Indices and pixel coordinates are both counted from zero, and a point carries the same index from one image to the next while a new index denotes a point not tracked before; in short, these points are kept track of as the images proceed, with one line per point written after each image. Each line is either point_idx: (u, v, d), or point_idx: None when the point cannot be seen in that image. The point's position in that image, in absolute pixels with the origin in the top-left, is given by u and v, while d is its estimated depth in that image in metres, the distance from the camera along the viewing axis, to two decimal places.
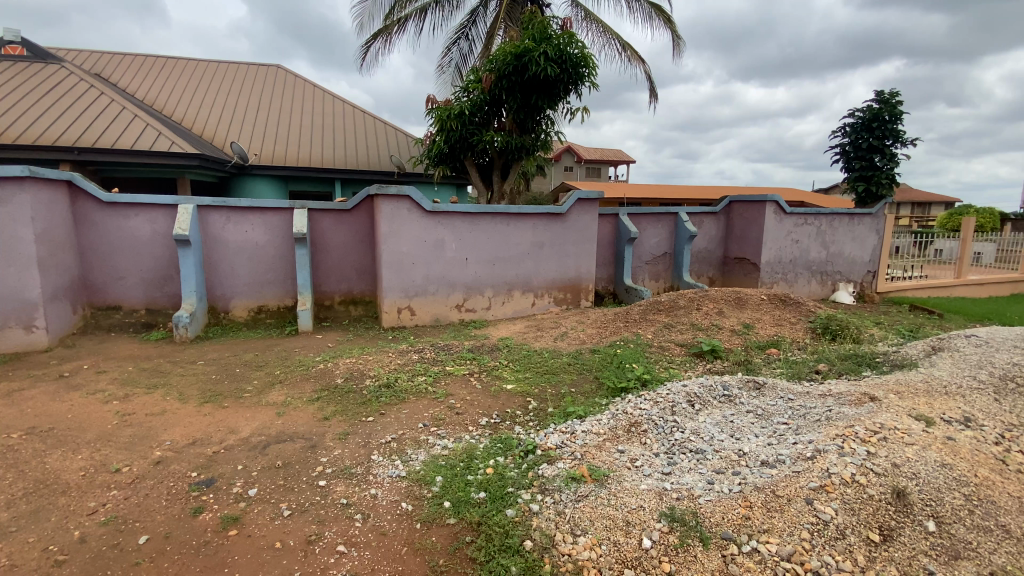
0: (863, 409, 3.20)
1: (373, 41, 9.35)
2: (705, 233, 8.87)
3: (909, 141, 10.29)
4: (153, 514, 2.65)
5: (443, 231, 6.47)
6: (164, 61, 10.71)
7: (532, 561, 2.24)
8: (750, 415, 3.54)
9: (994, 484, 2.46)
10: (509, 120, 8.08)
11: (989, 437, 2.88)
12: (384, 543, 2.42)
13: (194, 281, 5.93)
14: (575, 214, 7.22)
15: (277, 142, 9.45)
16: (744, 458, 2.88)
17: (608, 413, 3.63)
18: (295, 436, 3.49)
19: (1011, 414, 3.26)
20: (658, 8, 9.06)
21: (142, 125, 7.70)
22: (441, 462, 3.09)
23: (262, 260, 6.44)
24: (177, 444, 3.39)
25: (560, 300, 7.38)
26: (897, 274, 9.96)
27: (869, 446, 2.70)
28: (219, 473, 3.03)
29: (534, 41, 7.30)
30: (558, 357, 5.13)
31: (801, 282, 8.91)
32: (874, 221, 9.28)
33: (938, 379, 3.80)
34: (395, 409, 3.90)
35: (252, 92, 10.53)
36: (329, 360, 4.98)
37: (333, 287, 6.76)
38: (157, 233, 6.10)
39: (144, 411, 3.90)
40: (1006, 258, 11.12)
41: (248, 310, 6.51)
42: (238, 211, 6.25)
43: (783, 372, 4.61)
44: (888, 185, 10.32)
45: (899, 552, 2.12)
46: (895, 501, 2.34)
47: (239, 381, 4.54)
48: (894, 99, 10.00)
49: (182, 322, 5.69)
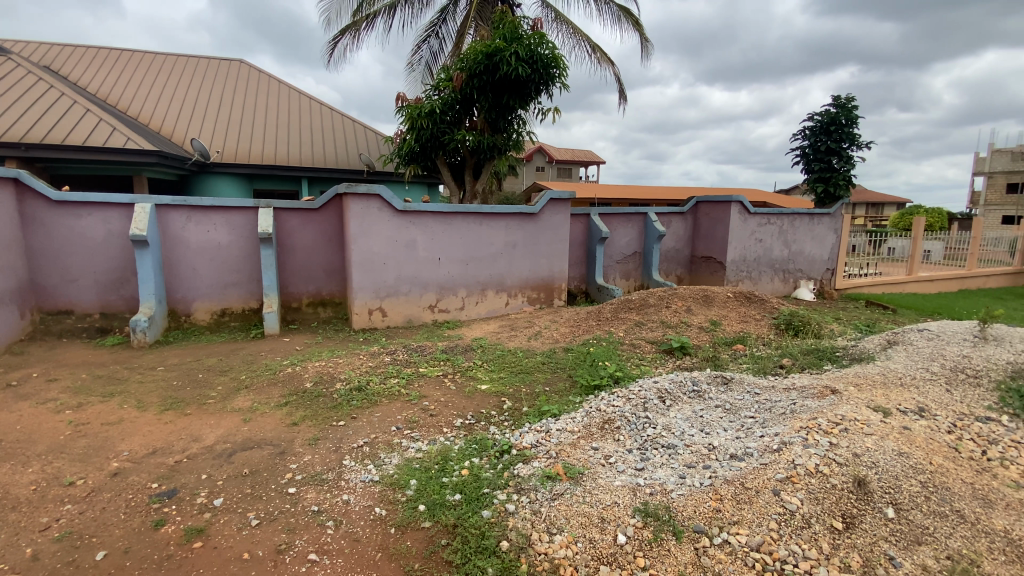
0: (825, 401, 3.31)
1: (340, 37, 9.17)
2: (674, 233, 9.03)
3: (864, 144, 10.74)
4: (111, 528, 2.52)
5: (415, 231, 6.40)
6: (118, 53, 10.22)
7: (509, 561, 2.24)
8: (719, 409, 3.63)
9: (947, 471, 2.57)
10: (481, 119, 8.04)
11: (942, 427, 3.04)
12: (357, 550, 2.36)
13: (152, 283, 5.68)
14: (547, 214, 7.25)
15: (241, 139, 9.15)
16: (713, 452, 2.94)
17: (582, 411, 3.65)
18: (263, 442, 3.39)
19: (962, 404, 3.44)
20: (626, 11, 9.18)
21: (95, 121, 7.33)
22: (416, 465, 3.05)
23: (225, 260, 6.22)
24: (136, 455, 3.24)
25: (533, 300, 7.40)
26: (854, 271, 10.32)
27: (831, 438, 2.80)
28: (182, 483, 2.92)
29: (504, 41, 7.30)
30: (531, 356, 5.13)
31: (765, 279, 9.18)
32: (832, 221, 9.67)
33: (894, 371, 3.98)
34: (367, 413, 3.83)
35: (214, 88, 10.15)
36: (297, 363, 4.86)
37: (300, 288, 6.60)
38: (112, 233, 5.82)
39: (100, 421, 3.71)
40: (954, 256, 11.72)
41: (210, 313, 6.29)
42: (200, 210, 6.02)
43: (749, 367, 4.74)
44: (845, 185, 10.71)
45: (861, 539, 2.20)
46: (857, 489, 2.42)
47: (202, 387, 4.37)
48: (850, 105, 10.47)
49: (139, 327, 5.45)
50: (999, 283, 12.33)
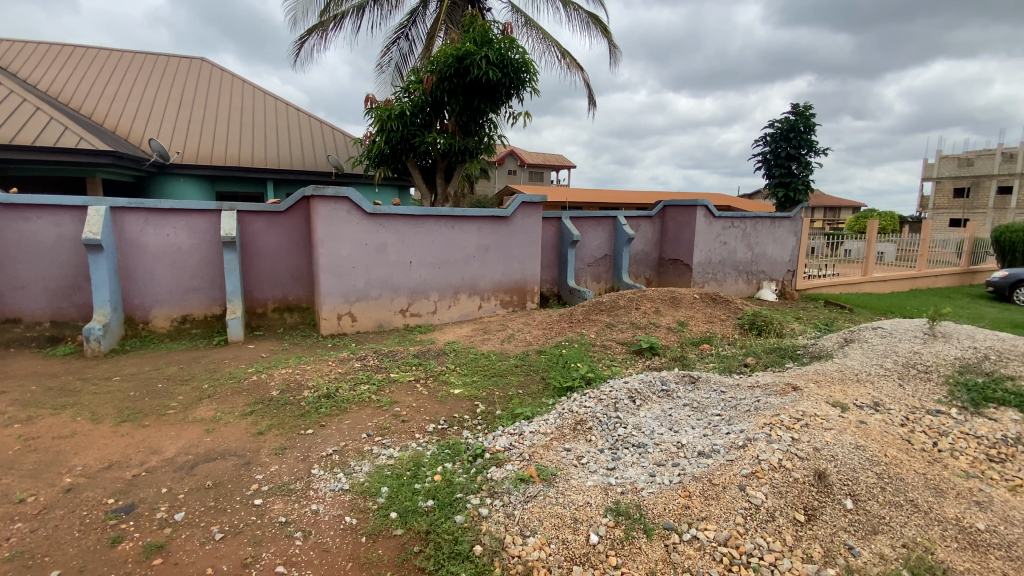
0: (787, 398, 3.42)
1: (307, 36, 8.99)
2: (642, 236, 9.19)
3: (821, 151, 11.21)
4: (65, 547, 2.39)
5: (385, 234, 6.31)
6: (69, 49, 9.75)
7: (483, 565, 2.23)
8: (686, 407, 3.71)
9: (901, 463, 2.67)
10: (452, 122, 8.00)
11: (895, 420, 3.18)
12: (327, 560, 2.31)
13: (107, 289, 5.43)
14: (519, 217, 7.27)
15: (203, 139, 8.86)
16: (682, 450, 2.99)
17: (555, 412, 3.67)
18: (227, 453, 3.27)
19: (914, 398, 3.61)
20: (595, 17, 9.32)
21: (45, 119, 6.98)
22: (387, 472, 3.00)
23: (186, 265, 6.00)
24: (90, 469, 3.08)
25: (506, 303, 7.42)
26: (813, 272, 10.73)
27: (793, 433, 2.89)
28: (141, 498, 2.78)
29: (475, 44, 7.30)
30: (505, 359, 5.14)
31: (729, 281, 9.44)
32: (792, 224, 10.00)
33: (851, 367, 4.15)
34: (337, 420, 3.74)
35: (173, 86, 9.80)
36: (263, 371, 4.72)
37: (266, 293, 6.42)
38: (63, 238, 5.53)
39: (51, 435, 3.52)
40: (905, 257, 12.32)
41: (170, 320, 6.05)
42: (159, 213, 5.79)
43: (716, 366, 4.87)
44: (804, 190, 11.08)
45: (822, 530, 2.28)
46: (817, 482, 2.51)
47: (161, 398, 4.19)
48: (808, 112, 10.91)
49: (93, 335, 5.20)
50: (946, 282, 13.02)
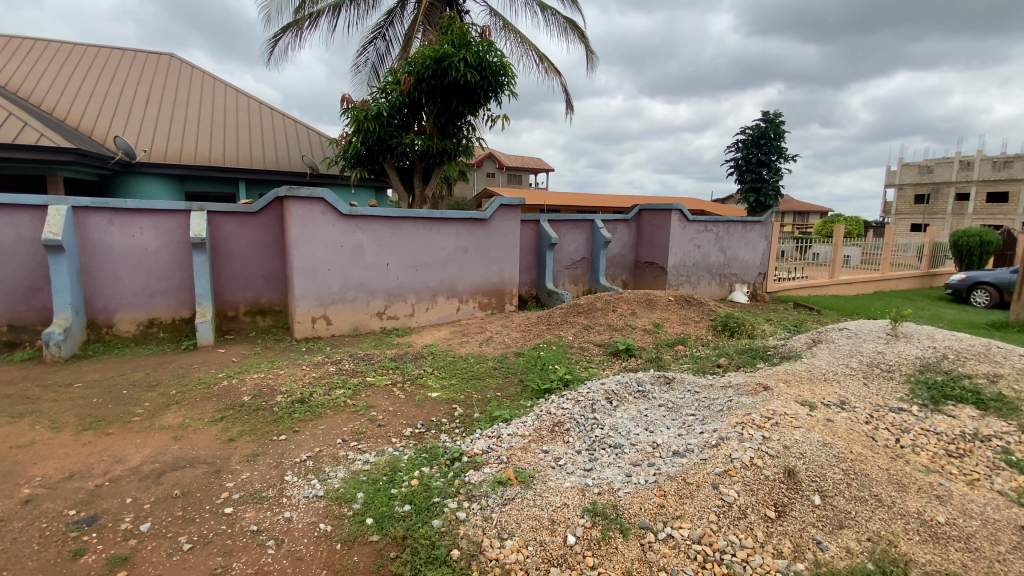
0: (758, 398, 3.50)
1: (282, 35, 8.85)
2: (618, 239, 9.29)
3: (789, 158, 11.56)
4: (23, 561, 2.28)
5: (361, 235, 6.23)
6: (27, 42, 9.34)
7: (460, 569, 2.22)
8: (662, 407, 3.77)
9: (866, 459, 2.76)
10: (430, 123, 7.95)
11: (860, 417, 3.29)
12: (301, 568, 2.26)
13: (69, 292, 5.23)
14: (497, 220, 7.28)
15: (172, 137, 8.61)
16: (657, 450, 3.03)
17: (533, 414, 3.69)
18: (196, 461, 3.18)
19: (878, 396, 3.73)
20: (572, 23, 9.42)
21: (3, 115, 6.68)
22: (363, 478, 2.95)
23: (152, 266, 5.82)
24: (50, 480, 2.95)
25: (484, 305, 7.41)
26: (783, 275, 11.03)
27: (764, 432, 2.96)
28: (104, 509, 2.68)
29: (453, 46, 7.29)
30: (483, 361, 5.13)
31: (703, 283, 9.62)
32: (762, 228, 10.26)
33: (819, 366, 4.28)
34: (311, 426, 3.67)
35: (140, 82, 9.48)
36: (234, 376, 4.60)
37: (237, 296, 6.26)
38: (23, 238, 5.30)
39: (8, 444, 3.36)
40: (870, 260, 12.75)
41: (136, 324, 5.85)
42: (124, 213, 5.60)
43: (689, 367, 4.95)
44: (774, 196, 11.42)
45: (792, 526, 2.34)
46: (787, 479, 2.58)
47: (127, 404, 4.05)
48: (778, 120, 11.24)
49: (53, 340, 5.00)
50: (908, 284, 13.53)
